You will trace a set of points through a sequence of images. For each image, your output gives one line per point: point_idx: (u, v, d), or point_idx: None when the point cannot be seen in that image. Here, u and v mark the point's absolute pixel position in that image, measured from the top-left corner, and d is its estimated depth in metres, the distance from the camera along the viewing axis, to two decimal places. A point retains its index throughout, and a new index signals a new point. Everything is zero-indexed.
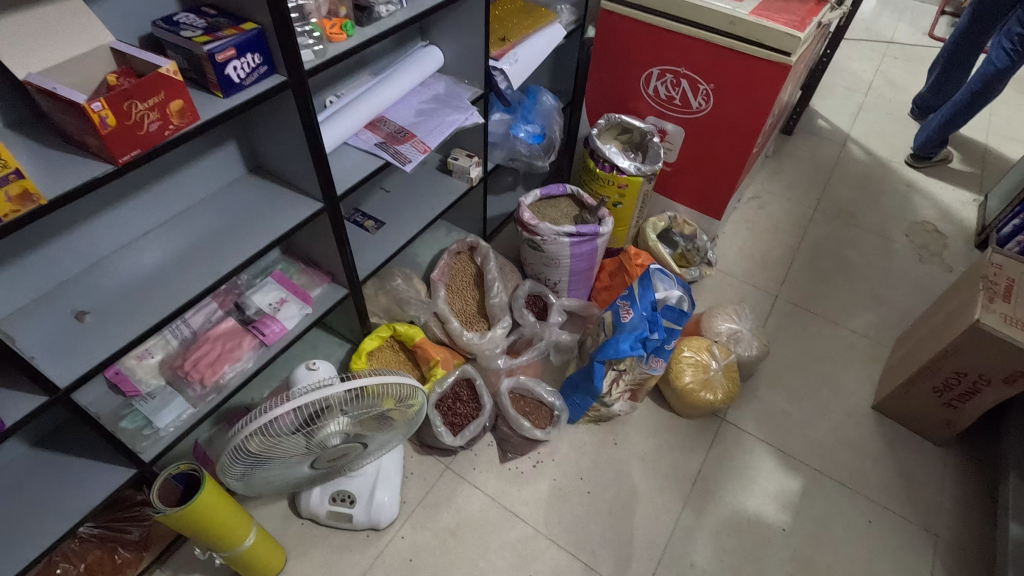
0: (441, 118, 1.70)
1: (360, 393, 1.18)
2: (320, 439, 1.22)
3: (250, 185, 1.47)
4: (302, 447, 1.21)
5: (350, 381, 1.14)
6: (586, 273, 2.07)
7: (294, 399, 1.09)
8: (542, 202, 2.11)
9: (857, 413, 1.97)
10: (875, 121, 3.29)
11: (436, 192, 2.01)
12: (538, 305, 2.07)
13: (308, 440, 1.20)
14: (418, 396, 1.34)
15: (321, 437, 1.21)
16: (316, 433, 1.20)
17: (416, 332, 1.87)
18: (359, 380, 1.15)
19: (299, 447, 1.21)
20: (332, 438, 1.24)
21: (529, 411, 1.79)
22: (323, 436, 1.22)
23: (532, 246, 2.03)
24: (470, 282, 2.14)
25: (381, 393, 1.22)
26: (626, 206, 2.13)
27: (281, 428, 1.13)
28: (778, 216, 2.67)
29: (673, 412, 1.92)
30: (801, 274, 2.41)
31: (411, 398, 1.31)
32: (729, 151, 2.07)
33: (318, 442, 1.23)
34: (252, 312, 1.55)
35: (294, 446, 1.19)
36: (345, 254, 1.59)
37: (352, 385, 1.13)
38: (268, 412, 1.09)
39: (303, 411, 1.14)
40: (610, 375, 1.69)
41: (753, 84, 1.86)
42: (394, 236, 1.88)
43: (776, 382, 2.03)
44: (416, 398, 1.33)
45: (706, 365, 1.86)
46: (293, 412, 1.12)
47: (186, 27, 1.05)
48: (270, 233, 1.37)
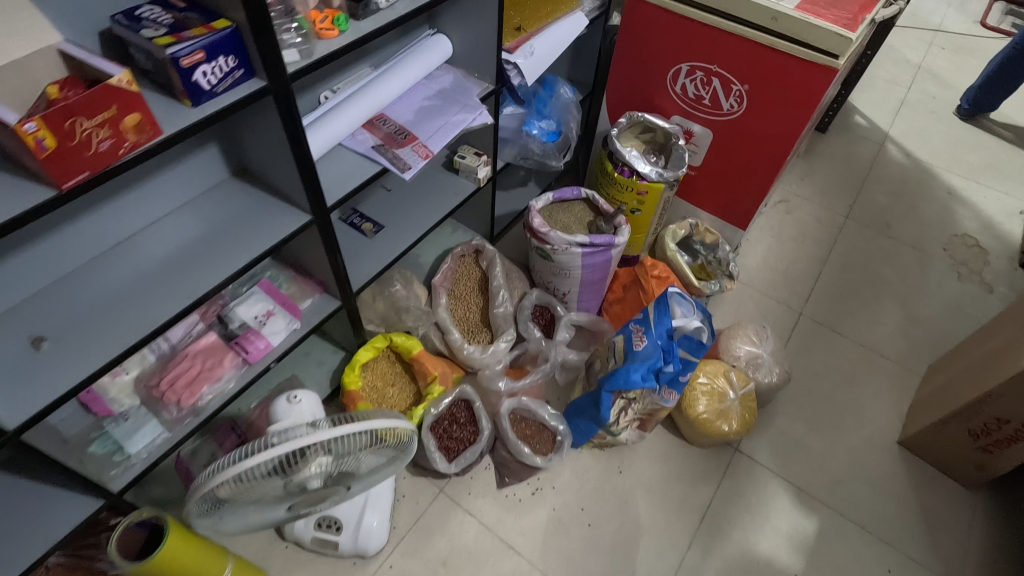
0: (446, 117, 1.54)
1: (347, 440, 1.09)
2: (299, 484, 1.12)
3: (234, 191, 1.34)
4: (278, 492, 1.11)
5: (336, 428, 1.07)
6: (597, 285, 1.93)
7: (275, 448, 1.01)
8: (554, 205, 1.96)
9: (882, 448, 1.84)
10: (916, 118, 3.06)
11: (441, 192, 1.87)
12: (545, 317, 1.94)
13: (286, 485, 1.10)
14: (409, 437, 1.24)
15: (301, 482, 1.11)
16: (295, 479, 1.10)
17: (414, 344, 1.76)
18: (346, 427, 1.07)
19: (275, 492, 1.10)
20: (311, 484, 1.14)
21: (530, 435, 1.69)
22: (302, 481, 1.12)
23: (541, 254, 1.90)
24: (474, 288, 2.02)
25: (370, 437, 1.13)
26: (645, 213, 1.97)
27: (259, 474, 1.04)
28: (807, 222, 2.50)
29: (684, 439, 1.80)
30: (829, 289, 2.25)
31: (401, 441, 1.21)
32: (760, 158, 1.90)
33: (296, 486, 1.12)
34: (236, 326, 1.44)
35: (271, 490, 1.09)
36: (337, 266, 1.47)
37: (337, 432, 1.06)
38: (245, 460, 1.01)
39: (284, 457, 1.04)
40: (618, 404, 1.58)
41: (793, 87, 1.68)
42: (393, 240, 1.75)
43: (796, 409, 1.90)
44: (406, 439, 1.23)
45: (722, 393, 1.73)
46: (272, 461, 1.04)
47: (149, 24, 0.91)
48: (253, 248, 1.25)
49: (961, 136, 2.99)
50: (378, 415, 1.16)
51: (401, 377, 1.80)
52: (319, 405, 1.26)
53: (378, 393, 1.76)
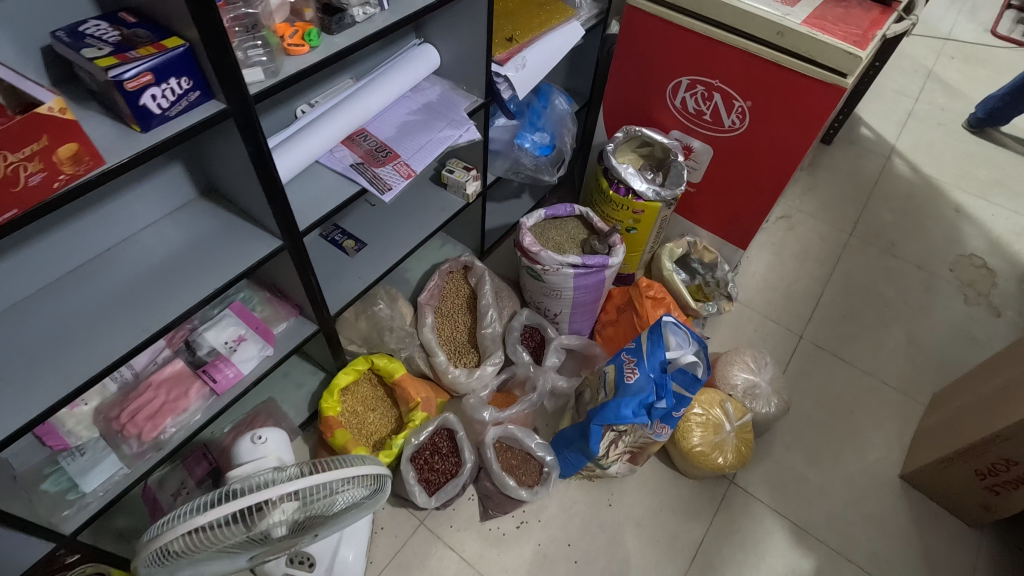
0: (431, 133, 1.46)
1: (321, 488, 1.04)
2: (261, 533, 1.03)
3: (201, 212, 1.26)
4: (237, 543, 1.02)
5: (300, 481, 1.02)
6: (590, 306, 1.86)
7: (234, 504, 0.96)
8: (546, 222, 1.88)
9: (883, 482, 1.77)
10: (924, 131, 2.98)
11: (427, 208, 1.79)
12: (535, 339, 1.87)
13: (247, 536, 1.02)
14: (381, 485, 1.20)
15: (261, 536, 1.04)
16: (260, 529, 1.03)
17: (397, 367, 1.69)
18: (310, 480, 1.02)
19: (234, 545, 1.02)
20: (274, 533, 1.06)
21: (516, 466, 1.61)
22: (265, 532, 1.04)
23: (532, 274, 1.82)
24: (462, 306, 1.94)
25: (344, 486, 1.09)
26: (641, 232, 1.89)
27: (222, 523, 0.97)
28: (809, 239, 2.42)
29: (677, 471, 1.72)
30: (831, 311, 2.18)
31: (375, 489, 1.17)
32: (762, 177, 1.81)
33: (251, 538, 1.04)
34: (205, 353, 1.36)
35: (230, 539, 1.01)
36: (311, 289, 1.39)
37: (301, 486, 1.01)
38: (202, 516, 0.96)
39: (250, 507, 0.98)
40: (607, 437, 1.50)
41: (798, 105, 1.60)
42: (377, 258, 1.67)
43: (795, 440, 1.82)
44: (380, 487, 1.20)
45: (718, 425, 1.65)
46: (230, 517, 0.98)
47: (93, 42, 0.83)
48: (218, 275, 1.17)
49: (970, 150, 2.90)
50: (352, 462, 1.12)
51: (382, 401, 1.73)
52: (285, 444, 1.20)
53: (358, 418, 1.68)
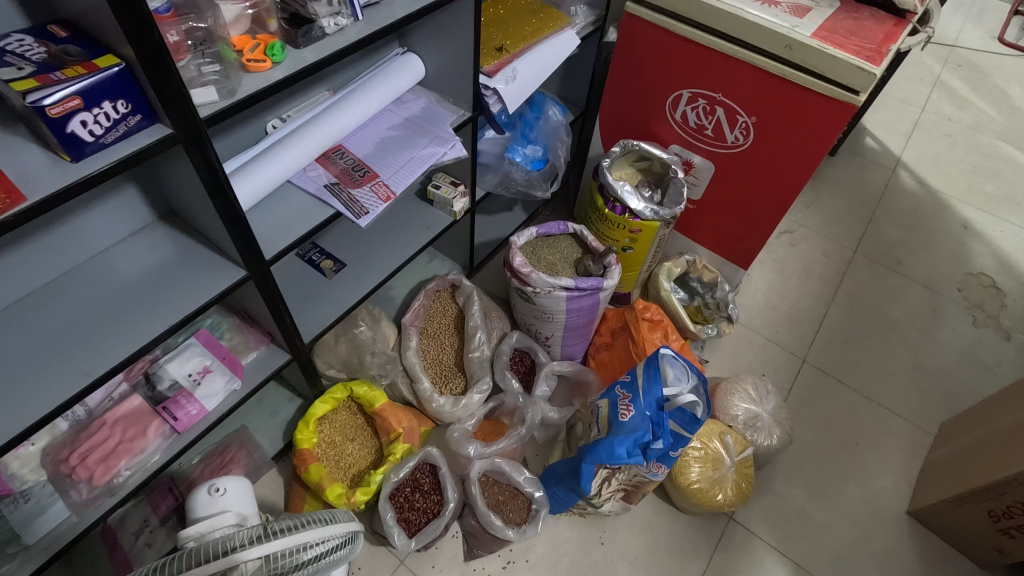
0: (413, 150, 1.36)
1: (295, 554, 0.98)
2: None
3: (159, 238, 1.16)
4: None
5: (263, 547, 0.93)
6: (583, 329, 1.76)
7: None
8: (539, 240, 1.79)
9: (889, 518, 1.68)
10: (930, 143, 2.89)
11: (411, 225, 1.69)
12: (524, 364, 1.78)
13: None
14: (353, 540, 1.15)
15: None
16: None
17: (377, 395, 1.60)
18: (274, 544, 0.94)
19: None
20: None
21: (502, 502, 1.52)
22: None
23: (522, 296, 1.73)
24: (448, 327, 1.84)
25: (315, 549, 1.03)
26: (637, 252, 1.79)
27: None
28: (812, 256, 2.33)
29: (674, 505, 1.63)
30: (834, 333, 2.09)
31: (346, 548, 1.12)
32: (765, 196, 1.72)
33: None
34: (166, 388, 1.26)
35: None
36: (281, 316, 1.30)
37: (263, 552, 0.92)
38: None
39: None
40: (600, 475, 1.41)
41: (806, 123, 1.51)
42: (356, 280, 1.56)
43: (796, 472, 1.74)
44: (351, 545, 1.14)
45: (717, 459, 1.55)
46: None
47: (14, 61, 0.74)
48: (175, 309, 1.07)
49: (977, 163, 2.81)
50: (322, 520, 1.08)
51: (362, 430, 1.63)
52: (241, 499, 1.15)
53: (336, 448, 1.59)
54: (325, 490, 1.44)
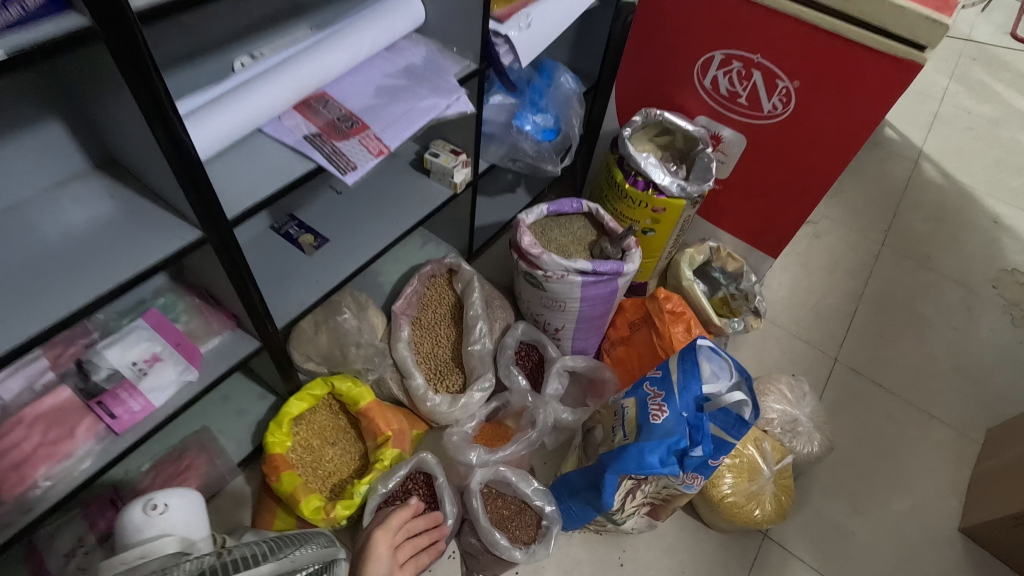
0: (412, 101, 1.15)
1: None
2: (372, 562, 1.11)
3: (93, 191, 0.93)
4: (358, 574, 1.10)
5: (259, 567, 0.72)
6: (598, 321, 1.56)
7: None
8: (549, 219, 1.58)
9: (939, 536, 1.50)
10: (952, 136, 2.74)
11: (405, 198, 1.48)
12: (531, 359, 1.56)
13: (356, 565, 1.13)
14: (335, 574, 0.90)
15: (379, 546, 1.13)
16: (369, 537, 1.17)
17: (363, 393, 1.38)
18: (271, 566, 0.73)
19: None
20: (382, 542, 1.13)
21: (507, 518, 1.31)
22: (386, 540, 1.14)
23: (530, 281, 1.52)
24: (445, 317, 1.63)
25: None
26: (659, 235, 1.60)
27: None
28: (837, 249, 2.15)
29: (701, 522, 1.43)
30: (865, 330, 1.91)
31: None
32: (805, 174, 1.54)
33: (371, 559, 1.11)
34: (103, 378, 1.02)
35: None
36: (247, 292, 1.07)
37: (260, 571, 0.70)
38: None
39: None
40: (624, 487, 1.20)
41: (859, 87, 1.33)
42: (341, 257, 1.34)
43: (835, 483, 1.55)
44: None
45: (753, 469, 1.36)
46: None
47: None
48: (106, 276, 0.84)
49: (1001, 158, 2.67)
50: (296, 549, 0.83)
51: (345, 433, 1.41)
52: (189, 518, 0.95)
53: (313, 453, 1.36)
54: (299, 503, 1.22)
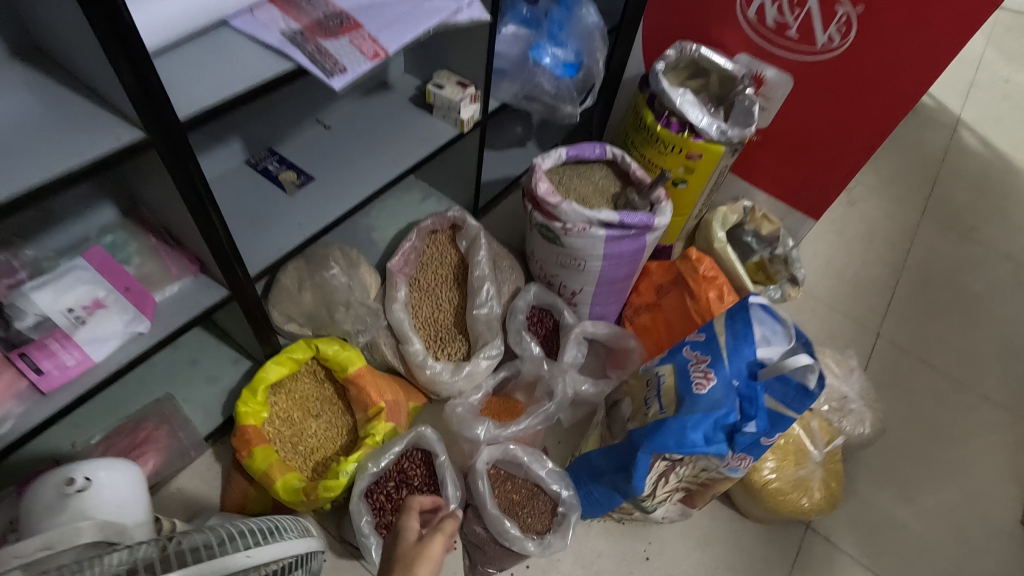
0: (414, 3, 0.95)
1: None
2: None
3: (9, 82, 0.73)
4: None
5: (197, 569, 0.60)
6: (621, 283, 1.37)
7: None
8: (568, 167, 1.39)
9: (1000, 530, 1.33)
10: (990, 104, 2.55)
11: (404, 136, 1.28)
12: (545, 326, 1.37)
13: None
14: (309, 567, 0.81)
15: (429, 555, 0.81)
16: (413, 540, 0.86)
17: (352, 358, 1.20)
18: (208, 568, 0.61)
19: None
20: (439, 546, 0.83)
21: (518, 504, 1.13)
22: (440, 546, 0.83)
23: (545, 236, 1.32)
24: (447, 277, 1.44)
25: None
26: (691, 187, 1.41)
27: None
28: (875, 217, 1.97)
29: (737, 511, 1.26)
30: (908, 304, 1.74)
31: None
32: (859, 122, 1.36)
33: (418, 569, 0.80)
34: (29, 327, 0.83)
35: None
36: (208, 222, 0.88)
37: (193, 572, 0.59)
38: None
39: None
40: (656, 469, 1.03)
41: (936, 10, 1.14)
42: (329, 199, 1.14)
43: (884, 469, 1.38)
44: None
45: (799, 452, 1.19)
46: None
47: None
48: (13, 180, 0.64)
49: None
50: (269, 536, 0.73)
51: (330, 405, 1.22)
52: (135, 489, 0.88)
53: (293, 427, 1.18)
54: (275, 483, 1.04)
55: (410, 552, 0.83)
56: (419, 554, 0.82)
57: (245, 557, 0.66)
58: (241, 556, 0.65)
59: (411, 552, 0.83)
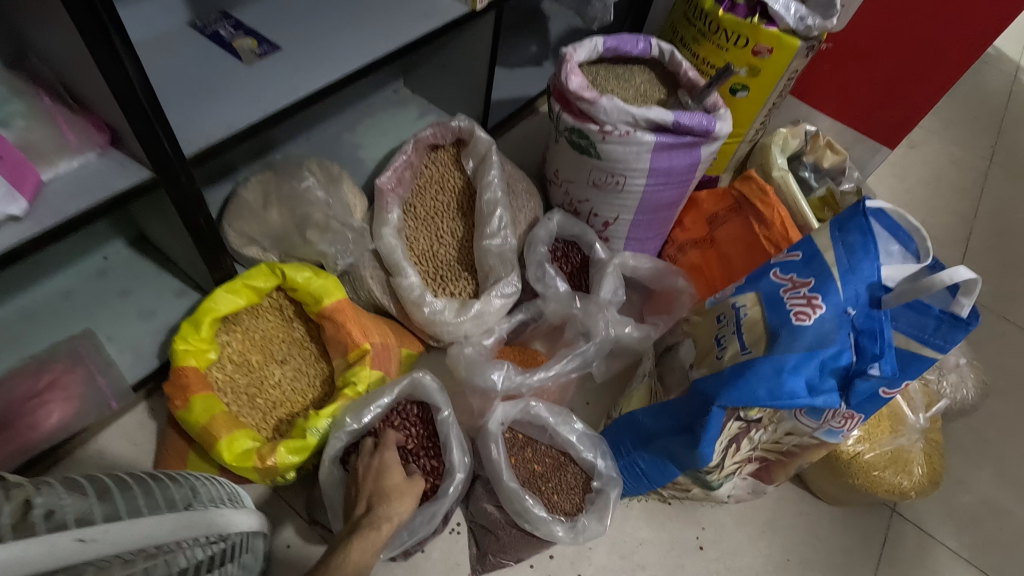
0: None
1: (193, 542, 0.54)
2: (393, 512, 0.72)
3: None
4: (379, 522, 0.70)
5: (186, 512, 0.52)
6: (666, 210, 1.11)
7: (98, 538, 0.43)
8: (603, 66, 1.11)
9: None
10: None
11: (399, 8, 0.98)
12: (571, 262, 1.10)
13: (370, 511, 0.72)
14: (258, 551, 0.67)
15: (405, 491, 0.75)
16: (371, 475, 0.76)
17: (330, 288, 0.92)
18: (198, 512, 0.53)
19: (372, 526, 0.69)
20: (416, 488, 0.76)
21: (539, 477, 0.88)
22: (411, 479, 0.76)
23: (574, 146, 1.05)
24: (448, 204, 1.14)
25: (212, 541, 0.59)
26: (753, 95, 1.14)
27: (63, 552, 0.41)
28: (939, 162, 1.71)
29: (808, 489, 1.02)
30: (985, 258, 1.49)
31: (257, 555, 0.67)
32: (970, 8, 1.06)
33: (395, 501, 0.73)
34: None
35: (353, 528, 0.70)
36: (108, 50, 0.59)
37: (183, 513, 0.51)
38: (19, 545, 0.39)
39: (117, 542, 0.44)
40: (727, 432, 0.77)
41: None
42: (298, 73, 0.84)
43: (981, 443, 1.12)
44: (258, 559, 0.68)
45: (895, 418, 0.93)
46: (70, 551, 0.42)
47: None
48: None
49: None
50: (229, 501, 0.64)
51: (301, 348, 0.95)
52: None
53: (249, 375, 0.91)
54: (216, 442, 0.78)
55: (387, 484, 0.74)
56: (393, 486, 0.74)
57: (223, 518, 0.56)
58: (220, 516, 0.56)
59: (385, 483, 0.75)
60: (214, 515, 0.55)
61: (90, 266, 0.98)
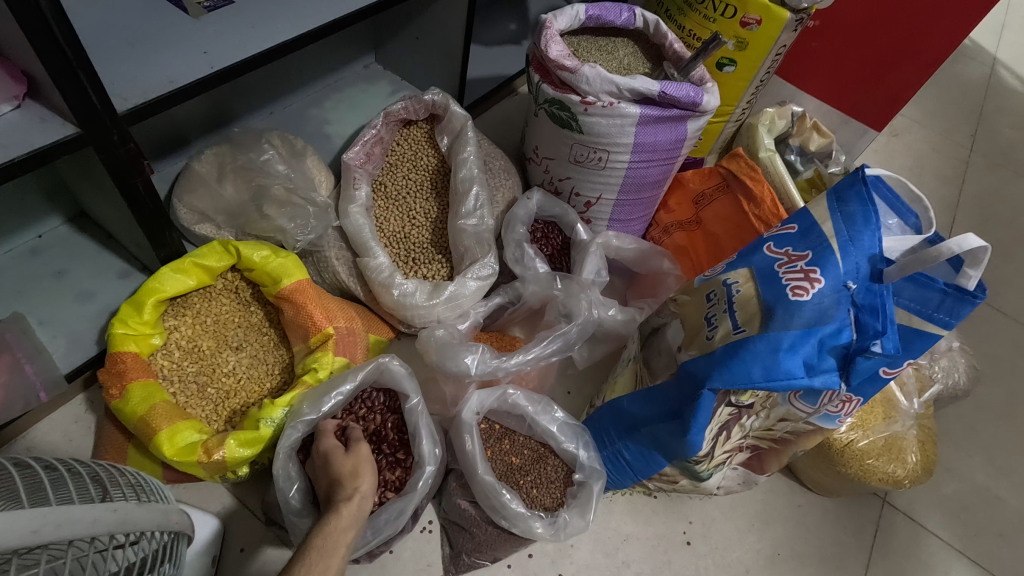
0: None
1: (65, 550, 0.39)
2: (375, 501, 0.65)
3: None
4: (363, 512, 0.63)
5: (122, 505, 0.42)
6: (651, 190, 1.06)
7: (30, 525, 0.34)
8: (584, 37, 1.05)
9: None
10: None
11: None
12: (552, 243, 1.04)
13: (353, 498, 0.65)
14: (182, 554, 0.58)
15: None
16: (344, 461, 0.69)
17: (291, 270, 0.84)
18: (137, 508, 0.44)
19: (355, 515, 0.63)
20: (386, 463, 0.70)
21: (517, 469, 0.81)
22: None
23: (554, 118, 0.99)
24: (420, 181, 1.06)
25: (103, 551, 0.43)
26: (740, 71, 1.09)
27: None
28: (921, 150, 1.69)
29: (798, 480, 0.98)
30: None
31: (167, 567, 0.53)
32: None
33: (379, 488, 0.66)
34: None
35: (338, 511, 0.63)
36: None
37: (120, 505, 0.42)
38: None
39: (49, 535, 0.35)
40: (718, 418, 0.71)
41: None
42: (251, 27, 0.76)
43: (973, 431, 1.09)
44: (175, 563, 0.56)
45: (889, 403, 0.88)
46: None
47: None
48: None
49: None
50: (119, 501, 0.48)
51: (258, 335, 0.87)
52: None
53: (198, 363, 0.83)
54: (157, 435, 0.70)
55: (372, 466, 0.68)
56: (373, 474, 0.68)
57: (111, 514, 0.40)
58: (104, 514, 0.40)
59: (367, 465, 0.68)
60: (94, 510, 0.39)
61: (20, 245, 0.88)
